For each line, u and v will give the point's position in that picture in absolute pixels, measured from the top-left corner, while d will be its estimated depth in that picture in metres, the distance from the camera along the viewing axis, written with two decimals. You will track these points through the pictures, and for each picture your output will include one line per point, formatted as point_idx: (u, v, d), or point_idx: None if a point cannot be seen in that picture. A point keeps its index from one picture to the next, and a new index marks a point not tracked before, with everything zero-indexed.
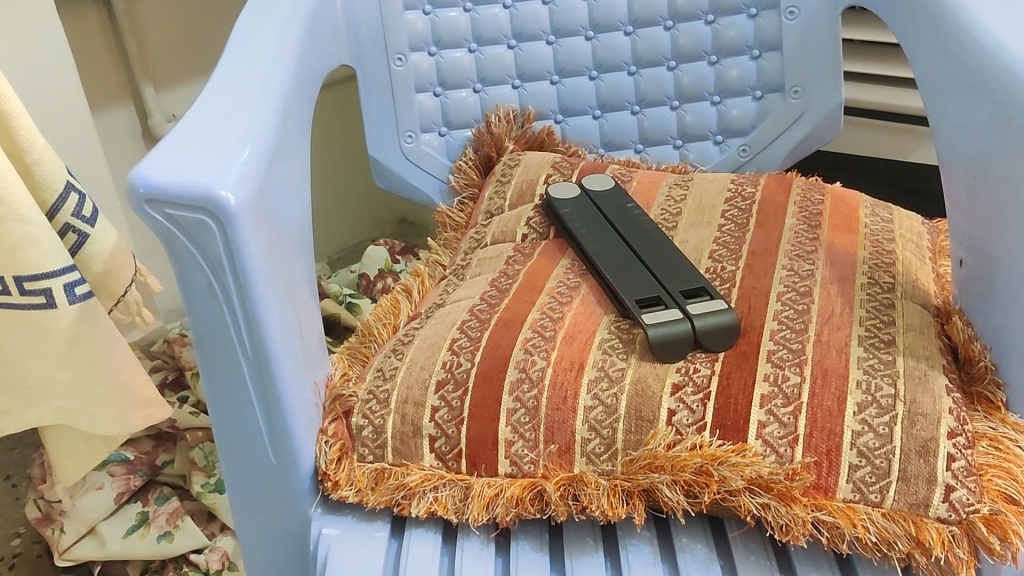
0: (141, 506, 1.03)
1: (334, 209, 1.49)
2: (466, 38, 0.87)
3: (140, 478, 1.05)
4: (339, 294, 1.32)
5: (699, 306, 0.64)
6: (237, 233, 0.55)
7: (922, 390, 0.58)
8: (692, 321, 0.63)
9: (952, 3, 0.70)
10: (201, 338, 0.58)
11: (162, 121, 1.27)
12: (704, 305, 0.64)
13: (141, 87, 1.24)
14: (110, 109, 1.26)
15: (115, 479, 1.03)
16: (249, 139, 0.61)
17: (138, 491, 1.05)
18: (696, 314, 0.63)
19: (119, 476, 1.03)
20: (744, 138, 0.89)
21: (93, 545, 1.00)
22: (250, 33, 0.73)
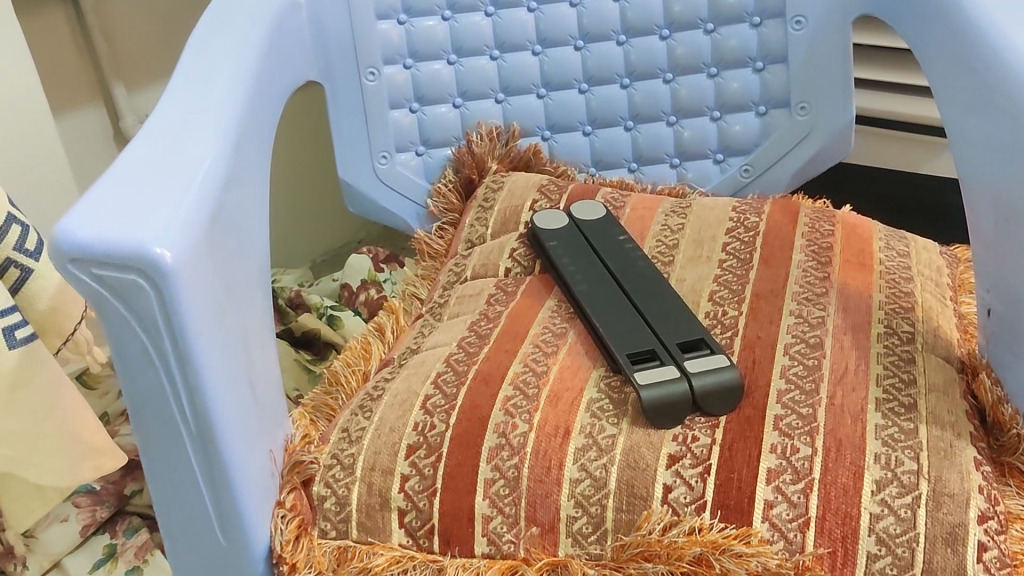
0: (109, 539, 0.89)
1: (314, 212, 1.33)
2: (444, 49, 0.80)
3: (107, 510, 0.90)
4: (319, 306, 1.17)
5: (697, 365, 0.57)
6: (176, 298, 0.49)
7: (948, 465, 0.51)
8: (690, 382, 0.56)
9: (971, 14, 0.63)
10: (137, 410, 0.52)
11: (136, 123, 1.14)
12: (704, 364, 0.57)
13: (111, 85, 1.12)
14: (78, 110, 1.12)
15: (79, 510, 0.88)
16: (196, 182, 0.54)
17: (104, 522, 0.90)
18: (696, 374, 0.56)
19: (85, 507, 0.89)
20: (747, 157, 0.82)
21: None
22: (206, 48, 0.65)
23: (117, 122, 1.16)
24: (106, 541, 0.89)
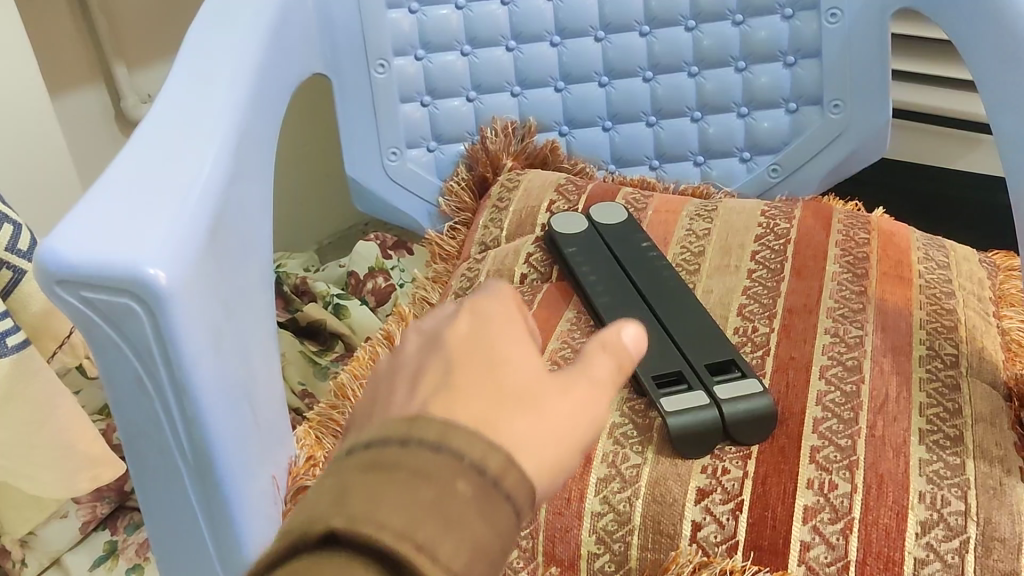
0: (109, 536, 0.82)
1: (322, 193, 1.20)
2: (458, 39, 0.76)
3: (108, 505, 0.82)
4: (326, 294, 1.10)
5: (732, 390, 0.54)
6: (171, 321, 0.46)
7: (997, 505, 0.48)
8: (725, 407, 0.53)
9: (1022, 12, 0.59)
10: (130, 440, 0.49)
11: (137, 104, 1.08)
12: (739, 390, 0.54)
13: (112, 64, 1.05)
14: (75, 90, 1.06)
15: (79, 506, 0.81)
16: (194, 194, 0.51)
17: (104, 518, 0.83)
18: (730, 399, 0.53)
19: (84, 503, 0.81)
20: (776, 156, 0.78)
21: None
22: (204, 46, 0.62)
23: (118, 103, 1.10)
24: (107, 538, 0.82)
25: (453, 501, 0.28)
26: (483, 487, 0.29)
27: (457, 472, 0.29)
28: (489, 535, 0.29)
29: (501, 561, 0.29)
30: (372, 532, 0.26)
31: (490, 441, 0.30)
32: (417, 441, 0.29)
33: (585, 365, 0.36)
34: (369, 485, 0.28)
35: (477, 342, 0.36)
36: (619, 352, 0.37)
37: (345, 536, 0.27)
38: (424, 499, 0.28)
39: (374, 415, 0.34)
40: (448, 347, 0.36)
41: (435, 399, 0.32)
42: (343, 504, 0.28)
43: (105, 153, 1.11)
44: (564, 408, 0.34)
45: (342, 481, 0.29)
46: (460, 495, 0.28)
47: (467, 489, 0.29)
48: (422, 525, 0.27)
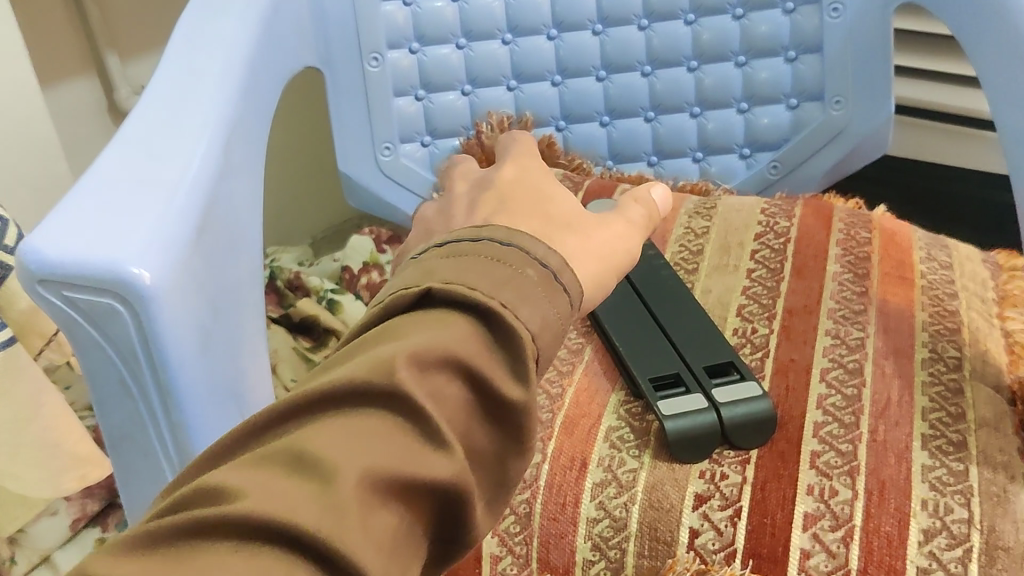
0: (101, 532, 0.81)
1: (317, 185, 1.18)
2: (453, 32, 0.75)
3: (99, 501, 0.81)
4: (319, 289, 1.06)
5: (732, 391, 0.53)
6: (156, 325, 0.44)
7: (1001, 513, 0.47)
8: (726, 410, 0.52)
9: None
10: (115, 440, 0.48)
11: (131, 97, 1.06)
12: (739, 391, 0.53)
13: (105, 57, 1.03)
14: (67, 80, 1.03)
15: (69, 503, 0.79)
16: (181, 191, 0.49)
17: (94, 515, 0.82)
18: (730, 402, 0.52)
19: (74, 500, 0.80)
20: (776, 152, 0.77)
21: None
22: (194, 41, 0.60)
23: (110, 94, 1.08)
24: (97, 535, 0.81)
25: (524, 281, 0.36)
26: (544, 275, 0.37)
27: (524, 263, 0.36)
28: (555, 310, 0.36)
29: (563, 333, 0.36)
30: (465, 291, 0.34)
31: (549, 247, 0.38)
32: (490, 237, 0.38)
33: (623, 212, 0.47)
34: (455, 263, 0.36)
35: (521, 182, 0.46)
36: (649, 207, 0.48)
37: (440, 296, 0.34)
38: (500, 276, 0.35)
39: (439, 231, 0.44)
40: (496, 185, 0.46)
41: (491, 217, 0.42)
42: (434, 276, 0.35)
43: (98, 145, 1.09)
44: (604, 234, 0.44)
45: (432, 264, 0.36)
46: (528, 278, 0.36)
47: (534, 277, 0.36)
48: (502, 292, 0.35)
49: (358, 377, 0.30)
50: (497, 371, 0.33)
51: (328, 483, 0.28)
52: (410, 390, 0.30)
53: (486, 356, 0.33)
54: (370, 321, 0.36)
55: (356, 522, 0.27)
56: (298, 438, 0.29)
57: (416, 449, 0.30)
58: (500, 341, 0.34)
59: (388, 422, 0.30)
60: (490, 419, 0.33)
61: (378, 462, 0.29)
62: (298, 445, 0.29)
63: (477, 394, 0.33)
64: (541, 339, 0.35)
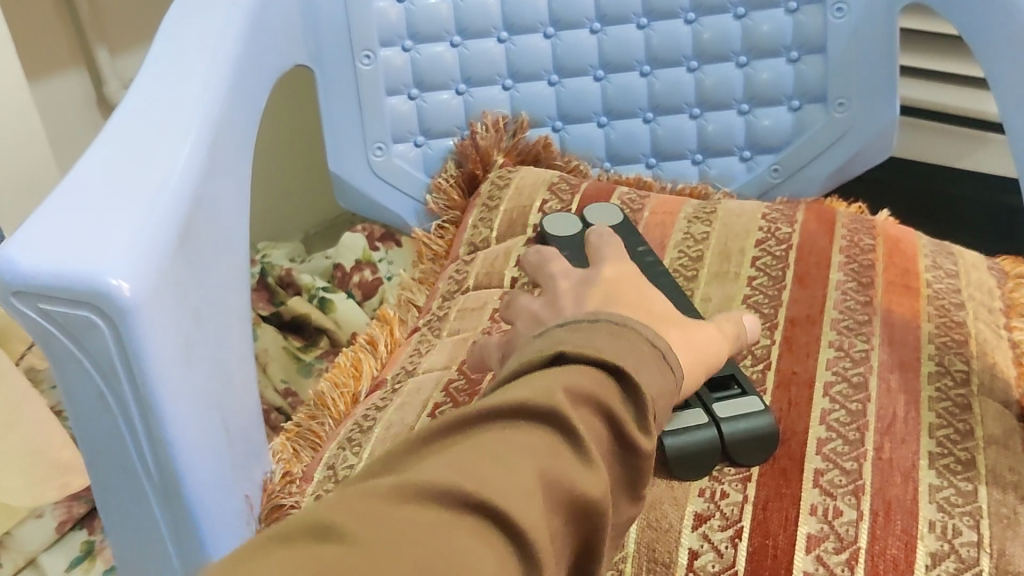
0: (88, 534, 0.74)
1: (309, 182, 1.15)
2: (447, 30, 0.73)
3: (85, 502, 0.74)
4: (311, 288, 1.04)
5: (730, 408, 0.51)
6: (136, 336, 0.43)
7: (1012, 536, 0.45)
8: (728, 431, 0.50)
9: None
10: (93, 457, 0.46)
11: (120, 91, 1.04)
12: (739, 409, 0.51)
13: (95, 51, 1.01)
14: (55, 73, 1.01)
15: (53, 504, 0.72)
16: (164, 197, 0.47)
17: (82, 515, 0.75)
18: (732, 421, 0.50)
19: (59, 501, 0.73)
20: (778, 155, 0.76)
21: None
22: (180, 41, 0.58)
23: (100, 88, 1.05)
24: (84, 537, 0.74)
25: (641, 354, 0.39)
26: (659, 352, 0.40)
27: (643, 341, 0.40)
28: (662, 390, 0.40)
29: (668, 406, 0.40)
30: (596, 356, 0.38)
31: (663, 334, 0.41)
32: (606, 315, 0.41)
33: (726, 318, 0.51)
34: (579, 331, 0.39)
35: (623, 260, 0.50)
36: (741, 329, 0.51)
37: (573, 357, 0.38)
38: (624, 348, 0.39)
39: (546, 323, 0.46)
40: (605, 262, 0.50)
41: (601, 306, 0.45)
42: (562, 341, 0.39)
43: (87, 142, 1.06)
44: (703, 333, 0.48)
45: (557, 332, 0.40)
46: (645, 350, 0.40)
47: (648, 348, 0.40)
48: (624, 360, 0.38)
49: (524, 399, 0.35)
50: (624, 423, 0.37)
51: (506, 474, 0.33)
52: (567, 415, 0.35)
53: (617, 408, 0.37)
54: (502, 377, 0.39)
55: (528, 506, 0.32)
56: (474, 444, 0.34)
57: (569, 463, 0.35)
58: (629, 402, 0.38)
59: (547, 438, 0.35)
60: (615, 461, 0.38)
61: (544, 476, 0.33)
62: (474, 448, 0.34)
63: (612, 432, 0.37)
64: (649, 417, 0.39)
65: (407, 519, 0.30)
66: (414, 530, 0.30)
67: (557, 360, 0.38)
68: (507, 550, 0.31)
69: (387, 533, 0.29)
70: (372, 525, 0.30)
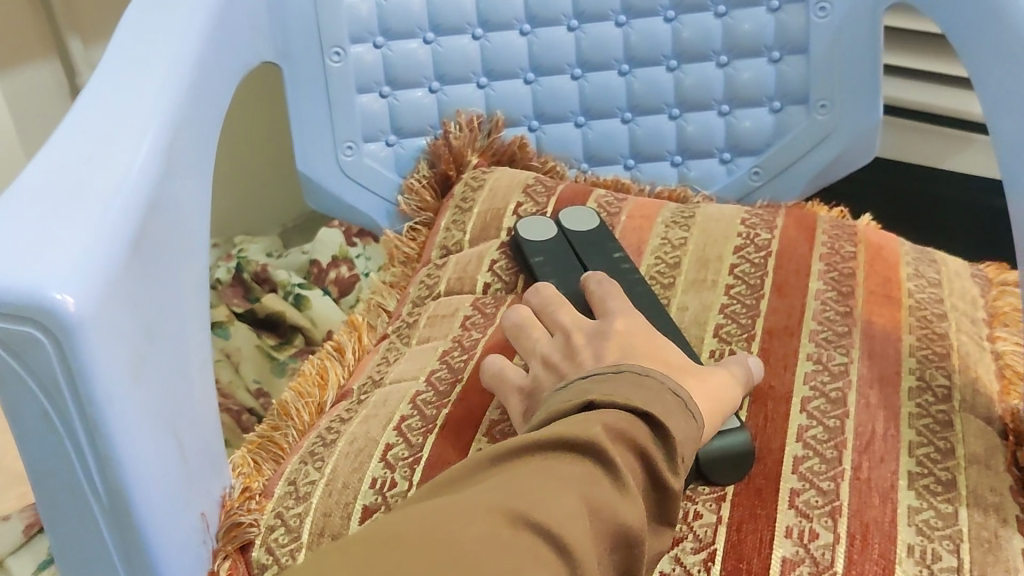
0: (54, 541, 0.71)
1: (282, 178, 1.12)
2: (420, 26, 0.71)
3: None
4: (286, 284, 1.01)
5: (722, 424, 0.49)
6: (81, 351, 0.41)
7: (993, 561, 0.44)
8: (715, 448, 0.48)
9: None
10: (36, 477, 0.43)
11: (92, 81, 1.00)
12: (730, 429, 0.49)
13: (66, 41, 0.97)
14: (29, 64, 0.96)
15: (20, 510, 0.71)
16: (112, 204, 0.45)
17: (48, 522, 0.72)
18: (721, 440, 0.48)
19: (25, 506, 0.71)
20: (758, 158, 0.74)
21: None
22: (139, 40, 0.56)
23: (74, 78, 1.00)
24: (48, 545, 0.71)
25: (665, 401, 0.43)
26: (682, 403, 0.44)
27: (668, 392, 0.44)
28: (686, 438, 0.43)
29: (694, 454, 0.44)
30: (625, 401, 0.42)
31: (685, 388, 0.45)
32: (628, 367, 0.45)
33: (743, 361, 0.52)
34: (604, 383, 0.44)
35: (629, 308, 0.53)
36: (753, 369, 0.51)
37: (602, 404, 0.42)
38: (651, 396, 0.43)
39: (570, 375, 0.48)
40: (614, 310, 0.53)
41: (620, 357, 0.47)
42: (590, 391, 0.43)
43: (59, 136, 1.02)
44: (721, 379, 0.49)
45: (583, 386, 0.44)
46: (669, 399, 0.43)
47: (673, 398, 0.43)
48: (653, 406, 0.42)
49: (565, 434, 0.39)
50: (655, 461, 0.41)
51: (552, 500, 0.36)
52: (604, 446, 0.39)
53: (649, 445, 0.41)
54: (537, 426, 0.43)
55: (573, 526, 0.35)
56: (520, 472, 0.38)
57: (605, 490, 0.38)
58: (661, 443, 0.41)
59: (585, 466, 0.38)
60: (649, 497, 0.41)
61: (589, 498, 0.37)
62: (520, 479, 0.37)
63: (647, 469, 0.40)
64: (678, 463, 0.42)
65: (461, 536, 0.34)
66: (469, 545, 0.33)
67: (587, 407, 0.42)
68: (554, 559, 0.34)
69: (441, 550, 0.33)
70: (433, 526, 0.35)
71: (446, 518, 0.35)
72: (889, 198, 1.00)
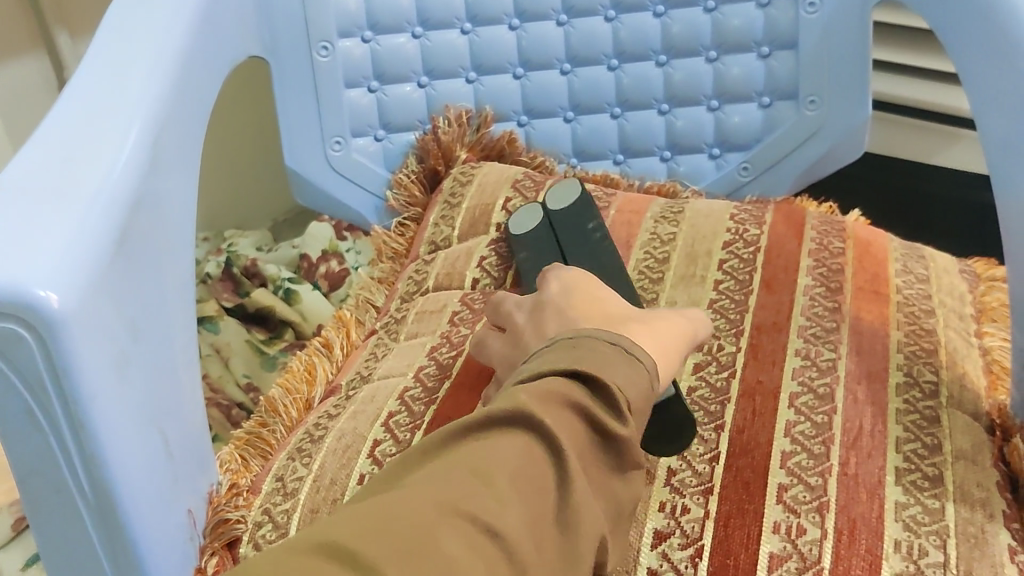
0: None
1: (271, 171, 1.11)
2: (408, 21, 0.70)
3: None
4: (276, 278, 1.00)
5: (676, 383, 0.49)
6: (66, 349, 0.40)
7: (979, 557, 0.44)
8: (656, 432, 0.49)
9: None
10: (21, 476, 0.43)
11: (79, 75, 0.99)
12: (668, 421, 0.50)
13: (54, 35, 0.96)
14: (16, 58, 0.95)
15: None
16: (95, 200, 0.45)
17: None
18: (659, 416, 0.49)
19: None
20: (746, 154, 0.74)
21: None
22: (121, 36, 0.55)
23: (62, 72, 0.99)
24: None
25: (612, 364, 0.40)
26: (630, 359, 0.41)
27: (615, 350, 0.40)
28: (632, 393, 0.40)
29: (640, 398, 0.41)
30: (553, 366, 0.39)
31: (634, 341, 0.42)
32: (559, 336, 0.42)
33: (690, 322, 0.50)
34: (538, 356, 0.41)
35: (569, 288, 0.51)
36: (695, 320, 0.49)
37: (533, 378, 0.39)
38: (584, 354, 0.40)
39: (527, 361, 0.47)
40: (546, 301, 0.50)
41: (559, 328, 0.47)
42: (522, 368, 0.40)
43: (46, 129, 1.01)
44: (667, 326, 0.48)
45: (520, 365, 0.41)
46: (615, 360, 0.40)
47: (610, 348, 0.40)
48: (584, 363, 0.39)
49: (500, 411, 0.37)
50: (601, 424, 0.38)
51: (489, 487, 0.34)
52: (535, 420, 0.36)
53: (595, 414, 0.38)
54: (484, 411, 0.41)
55: (509, 515, 0.33)
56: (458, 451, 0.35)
57: (545, 472, 0.36)
58: (603, 398, 0.38)
59: (525, 443, 0.36)
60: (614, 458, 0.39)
61: (529, 486, 0.35)
62: (463, 461, 0.35)
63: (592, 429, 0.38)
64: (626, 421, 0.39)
65: (399, 517, 0.32)
66: (404, 526, 0.31)
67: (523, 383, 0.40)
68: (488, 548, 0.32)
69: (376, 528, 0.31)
70: (372, 507, 0.33)
71: (386, 499, 0.33)
72: (878, 191, 1.01)
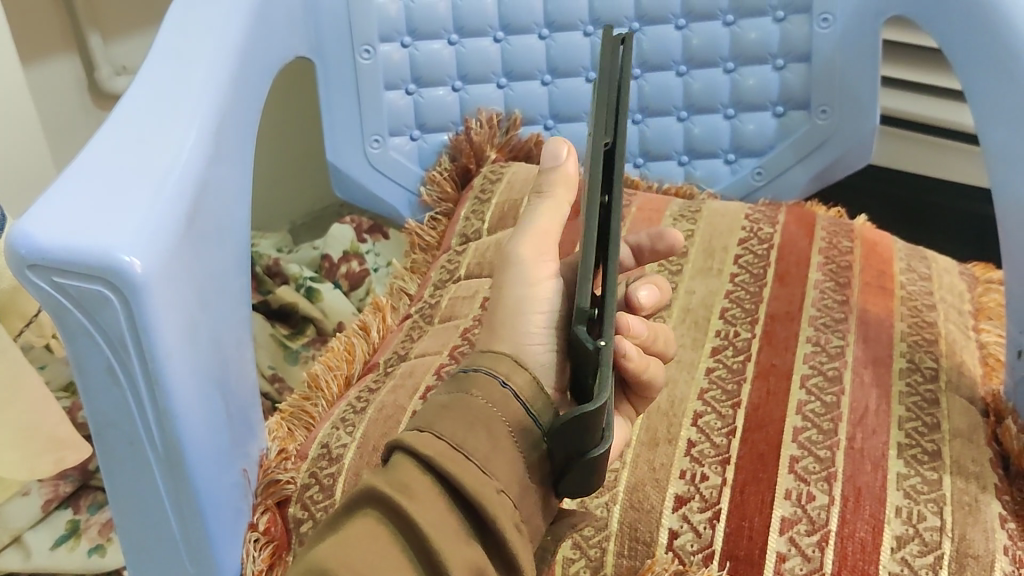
0: (71, 513, 0.70)
1: (306, 168, 1.13)
2: (445, 28, 0.75)
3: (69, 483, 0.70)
4: (298, 277, 0.98)
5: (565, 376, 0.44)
6: (148, 314, 0.42)
7: (973, 522, 0.48)
8: (592, 341, 0.37)
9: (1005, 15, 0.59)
10: (99, 430, 0.45)
11: (113, 77, 0.95)
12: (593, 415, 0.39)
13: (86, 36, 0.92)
14: (57, 57, 0.93)
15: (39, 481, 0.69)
16: (178, 174, 0.47)
17: (66, 496, 0.70)
18: (570, 334, 0.40)
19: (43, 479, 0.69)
20: (760, 159, 0.79)
21: (10, 560, 0.67)
22: (187, 27, 0.58)
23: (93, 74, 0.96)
24: (69, 517, 0.70)
25: (472, 407, 0.40)
26: (501, 388, 0.41)
27: (483, 384, 0.41)
28: (504, 422, 0.40)
29: (545, 419, 0.41)
30: (489, 370, 0.42)
31: (514, 360, 0.42)
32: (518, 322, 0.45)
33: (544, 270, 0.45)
34: (484, 356, 0.43)
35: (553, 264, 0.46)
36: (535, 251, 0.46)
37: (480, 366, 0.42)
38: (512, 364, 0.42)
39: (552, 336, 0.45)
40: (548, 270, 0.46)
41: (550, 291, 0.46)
42: (468, 360, 0.44)
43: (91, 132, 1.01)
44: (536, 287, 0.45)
45: (475, 355, 0.44)
46: (476, 402, 0.40)
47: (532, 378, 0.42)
48: (497, 366, 0.42)
49: (400, 436, 0.40)
50: (474, 463, 0.38)
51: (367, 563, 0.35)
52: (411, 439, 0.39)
53: (454, 460, 0.38)
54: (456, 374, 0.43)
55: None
56: (311, 562, 0.35)
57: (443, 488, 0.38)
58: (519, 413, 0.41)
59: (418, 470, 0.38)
60: (499, 488, 0.39)
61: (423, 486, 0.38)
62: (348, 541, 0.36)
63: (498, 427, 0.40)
64: (495, 456, 0.39)
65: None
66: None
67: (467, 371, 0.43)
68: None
69: None
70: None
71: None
72: (877, 200, 1.05)
